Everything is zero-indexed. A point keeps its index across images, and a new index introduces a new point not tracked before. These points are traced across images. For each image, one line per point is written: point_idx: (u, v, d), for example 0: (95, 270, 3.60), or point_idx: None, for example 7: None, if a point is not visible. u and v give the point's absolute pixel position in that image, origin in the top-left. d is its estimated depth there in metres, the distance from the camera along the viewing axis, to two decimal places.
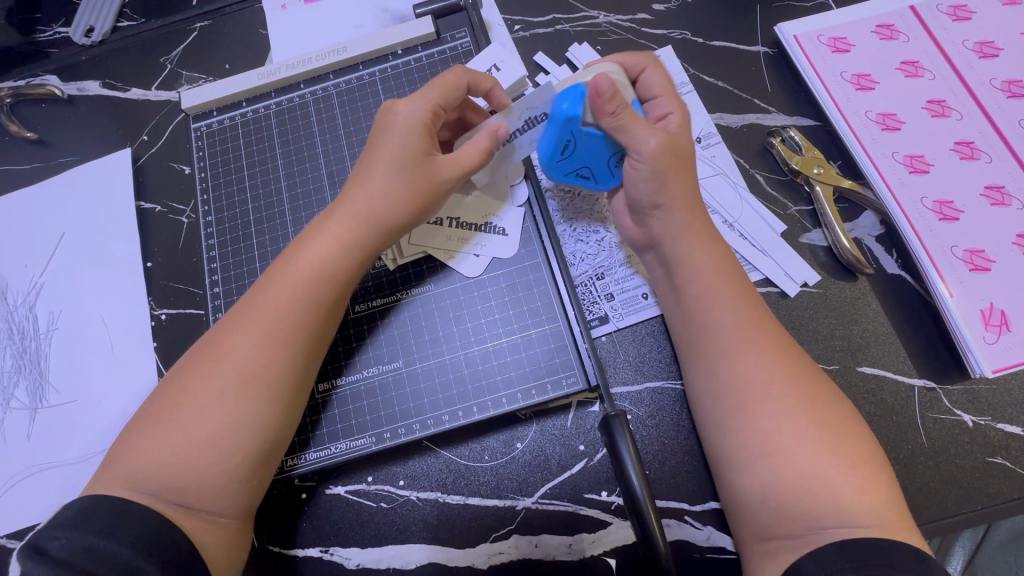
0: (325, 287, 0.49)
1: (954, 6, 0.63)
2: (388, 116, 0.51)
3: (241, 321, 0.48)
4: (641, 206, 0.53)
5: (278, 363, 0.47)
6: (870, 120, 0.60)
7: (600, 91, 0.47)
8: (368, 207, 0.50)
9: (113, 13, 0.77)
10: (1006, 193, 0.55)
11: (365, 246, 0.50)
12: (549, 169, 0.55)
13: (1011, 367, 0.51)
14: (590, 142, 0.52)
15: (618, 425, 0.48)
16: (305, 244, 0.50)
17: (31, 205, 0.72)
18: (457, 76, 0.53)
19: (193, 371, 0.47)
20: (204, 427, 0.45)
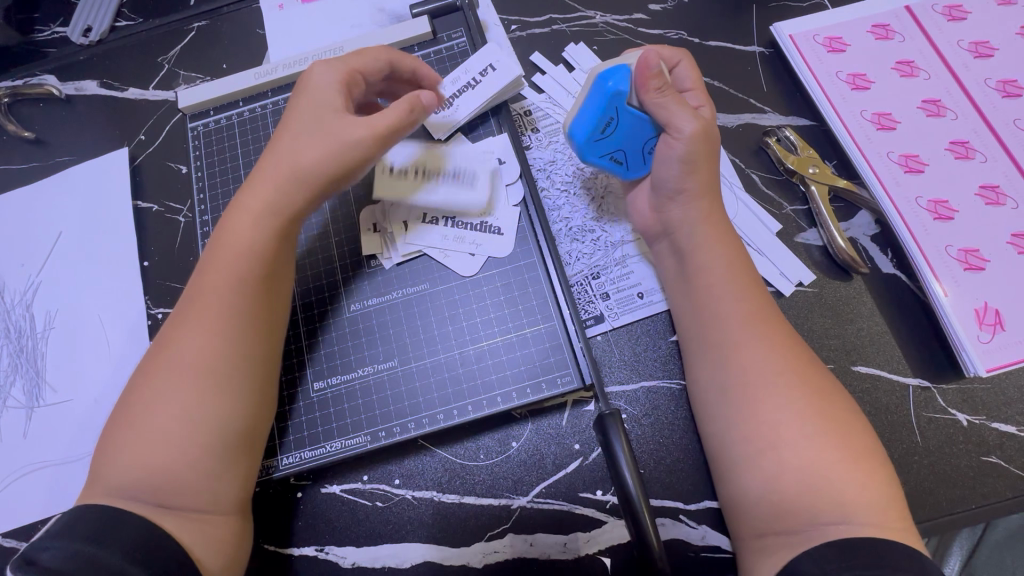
0: (259, 260, 0.50)
1: (950, 6, 0.63)
2: (308, 98, 0.53)
3: (187, 311, 0.49)
4: (665, 189, 0.53)
5: (219, 346, 0.47)
6: (865, 120, 0.60)
7: (650, 65, 0.50)
8: (296, 179, 0.50)
9: (111, 13, 0.78)
10: (1000, 193, 0.56)
11: (294, 214, 0.51)
12: (584, 148, 0.54)
13: (1005, 366, 0.51)
14: (630, 119, 0.53)
15: (612, 425, 0.48)
16: (236, 226, 0.50)
17: (28, 204, 0.72)
18: (376, 54, 0.55)
19: (145, 376, 0.47)
20: (161, 423, 0.45)
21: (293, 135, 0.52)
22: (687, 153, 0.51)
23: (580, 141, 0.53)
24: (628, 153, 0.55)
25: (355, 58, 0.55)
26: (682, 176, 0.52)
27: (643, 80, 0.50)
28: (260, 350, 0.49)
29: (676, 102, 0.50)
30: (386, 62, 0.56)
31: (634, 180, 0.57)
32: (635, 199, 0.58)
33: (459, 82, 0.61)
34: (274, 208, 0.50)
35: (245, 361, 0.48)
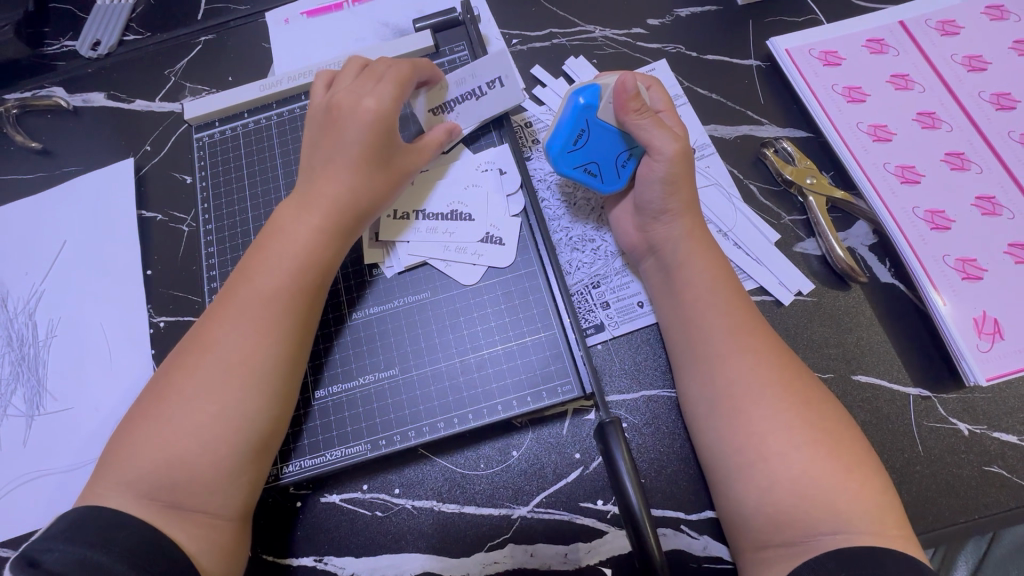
0: (307, 271, 0.52)
1: (943, 21, 0.64)
2: (350, 107, 0.53)
3: (227, 312, 0.50)
4: (651, 209, 0.54)
5: (264, 352, 0.48)
6: (861, 131, 0.60)
7: (627, 87, 0.51)
8: (344, 194, 0.53)
9: (119, 27, 0.79)
10: (996, 203, 0.56)
11: (341, 231, 0.54)
12: (559, 161, 0.55)
13: (1005, 375, 0.51)
14: (603, 135, 0.54)
15: (613, 433, 0.48)
16: (286, 234, 0.53)
17: (33, 213, 0.73)
18: (411, 70, 0.56)
19: (181, 366, 0.49)
20: (190, 420, 0.46)
21: (341, 146, 0.53)
22: (668, 174, 0.52)
23: (555, 154, 0.54)
24: (602, 167, 0.55)
25: (396, 71, 0.55)
26: (668, 195, 0.53)
27: (622, 102, 0.51)
28: (302, 363, 0.51)
29: (654, 124, 0.52)
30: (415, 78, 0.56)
31: (609, 193, 0.57)
32: (626, 212, 0.59)
33: (464, 86, 0.60)
34: (321, 220, 0.53)
35: (288, 371, 0.49)
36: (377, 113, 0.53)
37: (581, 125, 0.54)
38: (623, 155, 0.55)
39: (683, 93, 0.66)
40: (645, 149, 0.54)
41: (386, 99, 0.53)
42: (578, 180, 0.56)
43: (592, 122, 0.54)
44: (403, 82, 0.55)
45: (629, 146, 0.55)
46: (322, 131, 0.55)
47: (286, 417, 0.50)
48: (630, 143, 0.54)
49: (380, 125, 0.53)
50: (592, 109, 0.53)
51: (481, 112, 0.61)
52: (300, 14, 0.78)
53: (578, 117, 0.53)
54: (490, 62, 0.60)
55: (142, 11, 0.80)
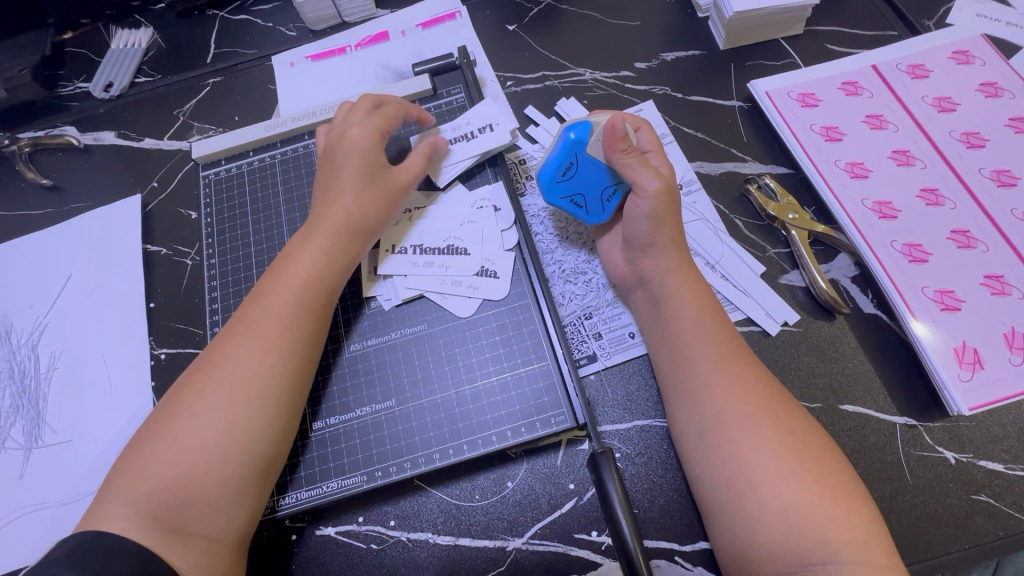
0: (312, 289, 0.54)
1: (913, 65, 0.68)
2: (344, 141, 0.58)
3: (235, 335, 0.51)
4: (639, 243, 0.56)
5: (270, 372, 0.50)
6: (838, 168, 0.63)
7: (616, 128, 0.54)
8: (347, 218, 0.56)
9: (132, 70, 0.84)
10: (971, 237, 0.58)
11: (345, 255, 0.56)
12: (547, 189, 0.57)
13: (988, 404, 0.52)
14: (591, 169, 0.57)
15: (605, 462, 0.49)
16: (293, 256, 0.55)
17: (41, 248, 0.75)
18: (395, 108, 0.61)
19: (188, 386, 0.50)
20: (196, 439, 0.47)
21: (341, 174, 0.57)
22: (654, 210, 0.55)
23: (545, 182, 0.57)
24: (588, 199, 0.58)
25: (384, 108, 0.61)
26: (655, 230, 0.55)
27: (611, 141, 0.54)
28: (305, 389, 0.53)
29: (639, 163, 0.54)
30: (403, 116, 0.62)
31: (592, 224, 0.60)
32: (616, 246, 0.61)
33: (458, 130, 0.65)
34: (327, 242, 0.55)
35: (292, 391, 0.51)
36: (367, 143, 0.58)
37: (570, 157, 0.56)
38: (608, 190, 0.58)
39: (670, 132, 0.69)
40: (631, 187, 0.56)
41: (370, 128, 0.59)
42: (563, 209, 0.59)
43: (581, 157, 0.56)
44: (388, 116, 0.60)
45: (614, 183, 0.57)
46: (325, 166, 0.60)
47: (288, 443, 0.51)
48: (617, 179, 0.57)
49: (373, 156, 0.58)
50: (582, 144, 0.55)
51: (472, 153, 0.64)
52: (305, 58, 0.82)
53: (569, 150, 0.56)
54: (483, 112, 0.65)
55: (153, 55, 0.85)
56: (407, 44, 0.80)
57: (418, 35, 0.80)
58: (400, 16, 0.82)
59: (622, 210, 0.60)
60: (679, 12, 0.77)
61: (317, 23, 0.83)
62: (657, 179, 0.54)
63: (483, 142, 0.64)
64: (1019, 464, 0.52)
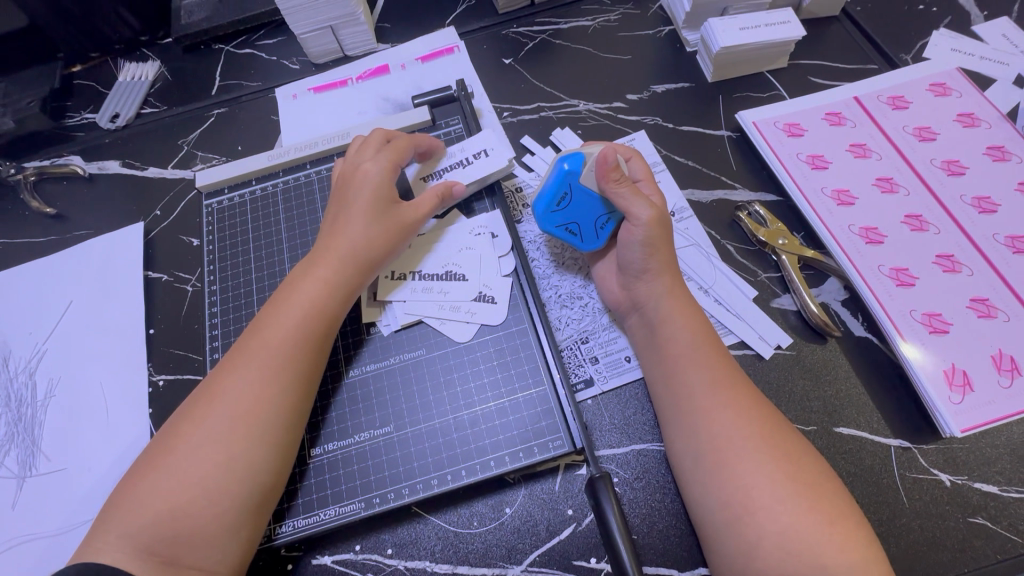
0: (313, 320, 0.55)
1: (893, 97, 0.71)
2: (355, 175, 0.60)
3: (236, 363, 0.52)
4: (634, 270, 0.58)
5: (270, 402, 0.50)
6: (825, 195, 0.65)
7: (608, 159, 0.56)
8: (351, 250, 0.57)
9: (138, 102, 0.86)
10: (956, 261, 0.60)
11: (347, 285, 0.57)
12: (542, 217, 0.60)
13: (979, 426, 0.53)
14: (585, 199, 0.59)
15: (603, 487, 0.49)
16: (294, 286, 0.56)
17: (42, 275, 0.76)
18: (406, 142, 0.63)
19: (188, 417, 0.50)
20: (196, 469, 0.47)
21: (349, 207, 0.59)
22: (647, 238, 0.56)
23: (540, 211, 0.60)
24: (582, 228, 0.60)
25: (395, 142, 0.63)
26: (649, 256, 0.56)
27: (602, 171, 0.56)
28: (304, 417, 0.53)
29: (632, 193, 0.56)
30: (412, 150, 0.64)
31: (587, 251, 0.62)
32: (610, 271, 0.62)
33: (453, 157, 0.67)
34: (329, 273, 0.56)
35: (291, 420, 0.51)
36: (376, 177, 0.60)
37: (565, 188, 0.59)
38: (602, 219, 0.59)
39: (661, 161, 0.71)
40: (624, 215, 0.58)
41: (382, 163, 0.61)
42: (559, 237, 0.61)
43: (575, 187, 0.58)
44: (399, 150, 0.62)
45: (608, 211, 0.59)
46: (334, 199, 0.62)
47: (287, 471, 0.52)
48: (610, 208, 0.59)
49: (383, 190, 0.60)
50: (575, 175, 0.58)
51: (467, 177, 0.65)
52: (308, 90, 0.84)
53: (563, 181, 0.58)
54: (476, 138, 0.68)
55: (159, 87, 0.88)
56: (407, 77, 0.83)
57: (417, 68, 0.83)
58: (400, 49, 0.85)
59: (616, 237, 0.61)
60: (668, 47, 0.80)
61: (320, 56, 0.86)
62: (647, 206, 0.56)
63: (479, 166, 0.66)
64: (1013, 486, 0.52)
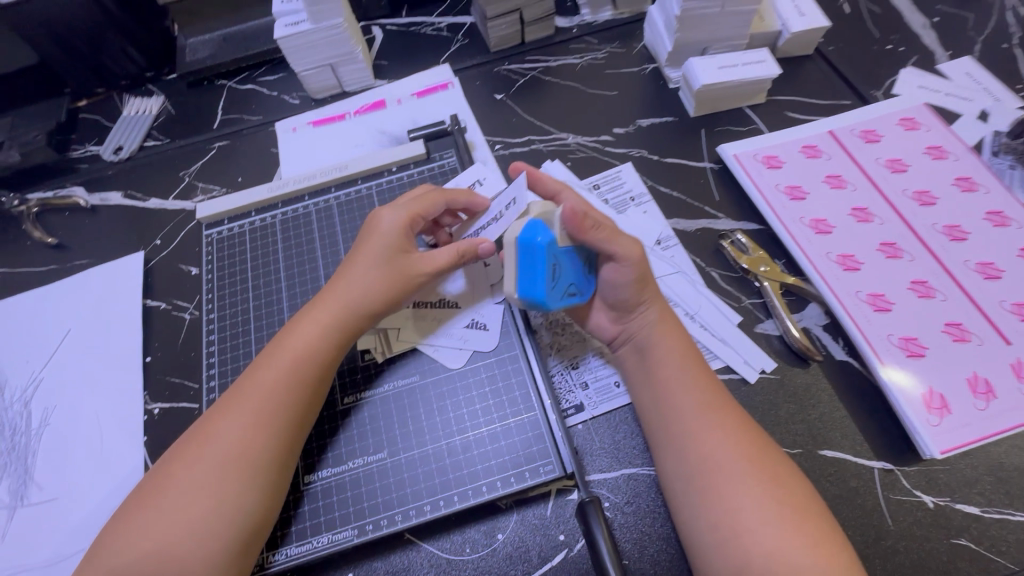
0: (308, 366, 0.55)
1: (865, 131, 0.75)
2: (368, 224, 0.62)
3: (231, 404, 0.53)
4: (624, 304, 0.59)
5: (260, 447, 0.51)
6: (804, 225, 0.68)
7: (577, 212, 0.54)
8: (349, 298, 0.58)
9: (141, 135, 0.89)
10: (930, 287, 0.63)
11: (341, 330, 0.58)
12: (550, 302, 0.55)
13: (957, 447, 0.54)
14: (565, 256, 0.56)
15: (593, 510, 0.50)
16: (293, 330, 0.57)
17: (40, 305, 0.77)
18: (436, 196, 0.63)
19: (182, 455, 0.51)
20: (184, 509, 0.48)
21: (356, 257, 0.60)
22: (638, 275, 0.58)
23: (546, 298, 0.54)
24: (578, 285, 0.58)
25: (423, 195, 0.62)
26: (639, 290, 0.58)
27: (581, 226, 0.54)
28: (295, 452, 0.54)
29: (607, 233, 0.57)
30: (444, 205, 0.62)
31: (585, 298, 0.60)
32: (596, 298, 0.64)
33: (492, 212, 0.62)
34: (328, 318, 0.57)
35: (278, 462, 0.52)
36: (386, 229, 0.60)
37: (552, 260, 0.54)
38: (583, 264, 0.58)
39: (647, 192, 0.74)
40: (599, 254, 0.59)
41: (400, 214, 0.61)
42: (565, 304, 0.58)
43: (557, 252, 0.54)
44: (426, 205, 0.62)
45: (583, 255, 0.58)
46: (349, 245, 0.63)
47: (277, 507, 0.52)
48: (583, 253, 0.58)
49: (394, 242, 0.60)
50: (555, 242, 0.53)
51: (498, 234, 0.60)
52: (307, 124, 0.88)
53: (548, 255, 0.53)
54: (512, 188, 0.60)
55: (163, 121, 0.91)
56: (403, 111, 0.86)
57: (413, 103, 0.87)
58: (396, 85, 0.89)
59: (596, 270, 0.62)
60: (652, 83, 0.84)
61: (319, 92, 0.89)
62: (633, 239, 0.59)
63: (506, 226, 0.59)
64: (994, 507, 0.53)
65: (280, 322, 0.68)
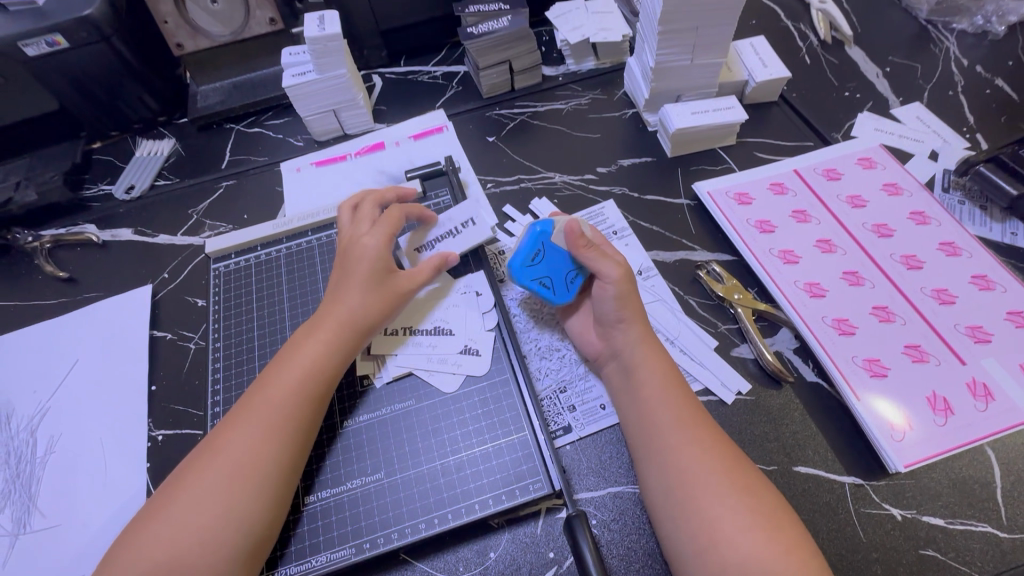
0: (312, 381, 0.59)
1: (827, 169, 0.82)
2: (354, 247, 0.67)
3: (239, 419, 0.56)
4: (608, 320, 0.63)
5: (269, 458, 0.54)
6: (773, 256, 0.73)
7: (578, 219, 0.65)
8: (349, 317, 0.62)
9: (152, 175, 0.94)
10: (890, 312, 0.67)
11: (345, 348, 0.62)
12: (518, 270, 0.66)
13: (919, 462, 0.58)
14: (557, 254, 0.66)
15: (579, 525, 0.54)
16: (297, 348, 0.61)
17: (49, 336, 0.80)
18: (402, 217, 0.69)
19: (192, 469, 0.54)
20: (197, 521, 0.51)
21: (348, 277, 0.65)
22: (619, 293, 0.62)
23: (516, 265, 0.66)
24: (554, 282, 0.66)
25: (392, 217, 0.69)
26: (620, 307, 0.63)
27: (575, 238, 0.63)
28: (300, 465, 0.57)
29: (601, 250, 0.64)
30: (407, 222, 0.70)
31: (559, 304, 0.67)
32: (579, 328, 0.68)
33: (443, 229, 0.74)
34: (331, 336, 0.62)
35: (286, 474, 0.55)
36: (372, 251, 0.66)
37: (539, 245, 0.66)
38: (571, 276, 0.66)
39: (629, 227, 0.80)
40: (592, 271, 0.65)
41: (380, 237, 0.67)
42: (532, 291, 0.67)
43: (548, 245, 0.66)
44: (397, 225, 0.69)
45: (576, 270, 0.66)
46: (336, 266, 0.68)
47: (281, 518, 0.55)
48: (580, 265, 0.66)
49: (379, 262, 0.66)
50: (548, 234, 0.66)
51: (459, 245, 0.74)
52: (310, 164, 0.93)
53: (538, 239, 0.66)
54: (461, 209, 0.76)
55: (173, 161, 0.97)
56: (401, 152, 0.92)
57: (410, 145, 0.93)
58: (394, 128, 0.95)
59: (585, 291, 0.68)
60: (632, 127, 0.91)
61: (323, 134, 0.96)
62: (616, 267, 0.63)
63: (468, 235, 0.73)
64: (958, 518, 0.57)
65: None
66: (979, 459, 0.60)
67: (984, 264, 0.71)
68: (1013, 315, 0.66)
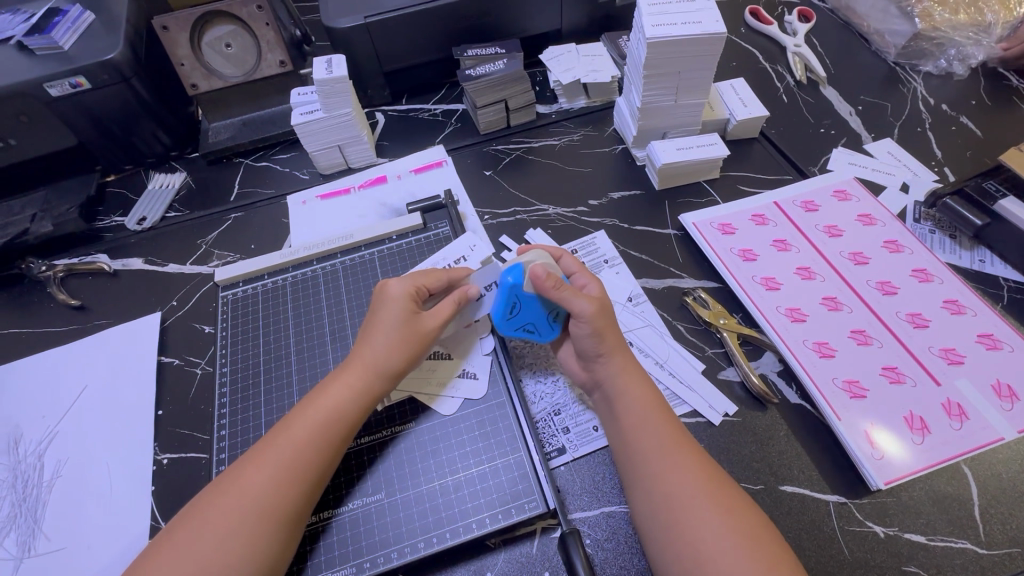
0: (335, 427, 0.61)
1: (806, 202, 0.86)
2: (383, 291, 0.69)
3: (263, 458, 0.58)
4: (587, 354, 0.66)
5: (287, 501, 0.56)
6: (755, 283, 0.77)
7: (540, 274, 0.64)
8: (374, 362, 0.64)
9: (163, 207, 0.98)
10: (868, 335, 0.71)
11: (368, 392, 0.64)
12: (502, 326, 0.70)
13: (897, 479, 0.61)
14: (530, 303, 0.67)
15: (573, 542, 0.56)
16: (324, 391, 0.63)
17: (59, 362, 0.82)
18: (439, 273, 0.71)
19: (213, 501, 0.56)
20: (214, 558, 0.52)
21: (376, 322, 0.66)
22: (593, 330, 0.64)
23: (499, 321, 0.69)
24: (538, 325, 0.69)
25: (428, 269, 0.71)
26: (598, 342, 0.64)
27: (541, 285, 0.64)
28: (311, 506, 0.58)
29: (571, 295, 0.64)
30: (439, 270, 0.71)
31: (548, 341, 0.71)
32: (566, 356, 0.70)
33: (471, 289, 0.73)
34: (356, 381, 0.64)
35: (300, 515, 0.57)
36: (397, 294, 0.67)
37: (512, 299, 0.67)
38: (551, 316, 0.68)
39: (619, 256, 0.84)
40: (567, 312, 0.66)
41: (408, 283, 0.68)
42: (522, 336, 0.71)
43: (520, 295, 0.66)
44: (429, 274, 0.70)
45: (554, 310, 0.68)
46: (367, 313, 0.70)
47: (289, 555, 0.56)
48: (554, 309, 0.68)
49: (404, 305, 0.66)
50: (518, 286, 0.66)
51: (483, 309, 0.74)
52: (315, 197, 0.98)
53: (509, 293, 0.66)
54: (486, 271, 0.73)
55: (183, 194, 1.01)
56: (402, 186, 0.97)
57: (411, 179, 0.98)
58: (395, 163, 1.00)
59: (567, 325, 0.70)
60: (622, 161, 0.96)
61: (329, 168, 1.01)
62: (589, 305, 0.64)
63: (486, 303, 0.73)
64: (938, 535, 0.59)
65: (288, 375, 0.75)
66: (955, 477, 0.62)
67: (955, 289, 0.75)
68: (983, 337, 0.70)
